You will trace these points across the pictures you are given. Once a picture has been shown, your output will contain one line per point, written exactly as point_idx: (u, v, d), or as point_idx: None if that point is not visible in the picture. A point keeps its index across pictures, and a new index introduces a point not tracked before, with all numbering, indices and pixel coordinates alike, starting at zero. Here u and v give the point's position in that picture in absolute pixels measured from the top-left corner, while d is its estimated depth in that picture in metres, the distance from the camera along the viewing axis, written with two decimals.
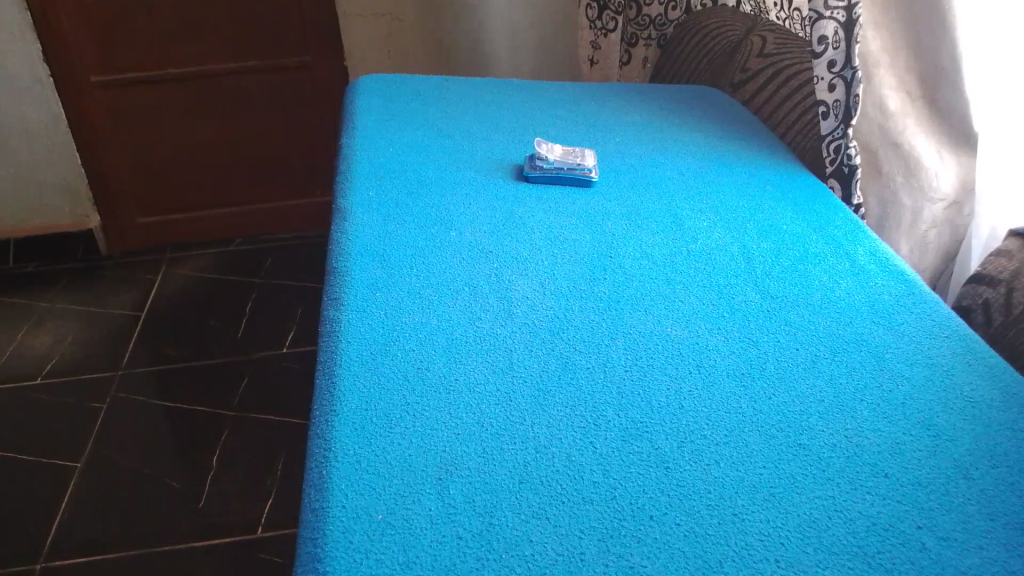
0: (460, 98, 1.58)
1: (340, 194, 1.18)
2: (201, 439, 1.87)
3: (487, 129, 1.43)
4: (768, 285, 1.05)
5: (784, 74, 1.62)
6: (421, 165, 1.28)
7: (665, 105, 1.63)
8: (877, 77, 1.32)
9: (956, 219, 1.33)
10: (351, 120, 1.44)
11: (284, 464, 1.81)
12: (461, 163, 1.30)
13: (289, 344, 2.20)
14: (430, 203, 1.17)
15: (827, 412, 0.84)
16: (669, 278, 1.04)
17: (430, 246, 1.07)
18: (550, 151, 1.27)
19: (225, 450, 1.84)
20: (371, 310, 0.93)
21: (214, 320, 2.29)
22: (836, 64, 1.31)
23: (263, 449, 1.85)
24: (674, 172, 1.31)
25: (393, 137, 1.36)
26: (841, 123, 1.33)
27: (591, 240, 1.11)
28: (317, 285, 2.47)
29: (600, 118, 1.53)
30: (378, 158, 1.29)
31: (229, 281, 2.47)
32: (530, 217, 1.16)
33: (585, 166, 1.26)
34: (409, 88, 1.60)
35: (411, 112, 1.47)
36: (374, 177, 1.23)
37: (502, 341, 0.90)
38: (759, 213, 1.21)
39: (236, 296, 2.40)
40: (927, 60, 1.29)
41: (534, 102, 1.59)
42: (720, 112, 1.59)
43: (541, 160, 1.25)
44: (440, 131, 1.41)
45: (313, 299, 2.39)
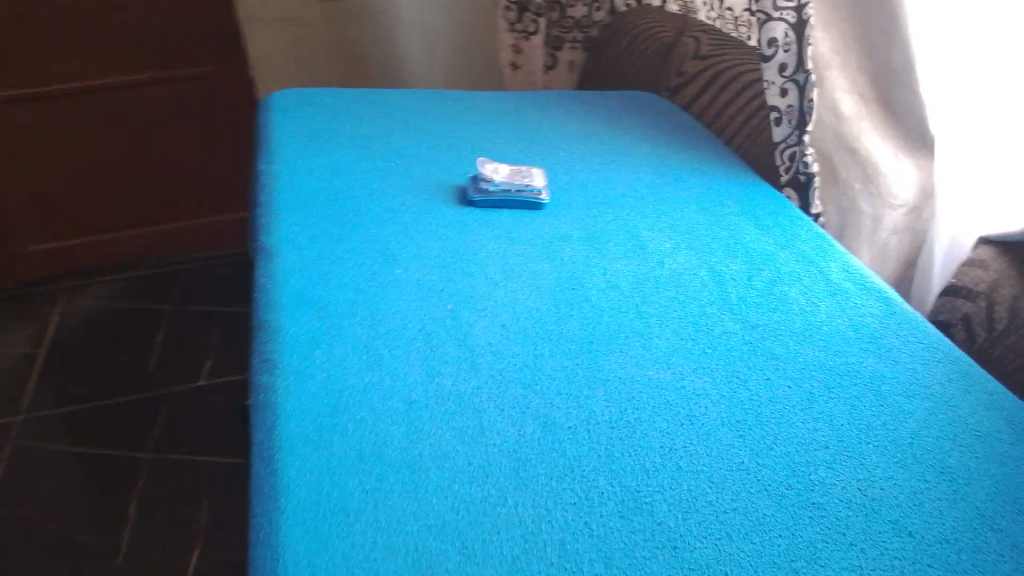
0: (385, 112, 1.46)
1: (262, 228, 1.04)
2: (118, 488, 1.68)
3: (420, 148, 1.31)
4: (746, 313, 0.96)
5: (725, 76, 1.55)
6: (352, 191, 1.14)
7: (605, 113, 1.55)
8: (829, 80, 1.27)
9: (916, 226, 1.28)
10: (269, 141, 1.29)
11: (210, 509, 1.63)
12: (396, 188, 1.17)
13: (207, 374, 2.02)
14: (366, 236, 1.04)
15: (834, 460, 0.76)
16: (641, 310, 0.94)
17: (372, 288, 0.93)
18: (493, 173, 1.16)
19: (146, 498, 1.66)
20: (312, 373, 0.78)
21: (123, 355, 2.08)
22: (787, 66, 1.24)
23: (188, 495, 1.67)
24: (627, 191, 1.23)
25: (317, 159, 1.22)
26: (796, 130, 1.26)
27: (551, 272, 1.00)
28: (236, 308, 2.28)
29: (542, 129, 1.43)
30: (303, 184, 1.14)
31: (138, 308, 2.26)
32: (481, 247, 1.04)
33: (534, 189, 1.14)
34: (327, 104, 1.46)
35: (336, 130, 1.34)
36: (299, 207, 1.08)
37: (469, 400, 0.77)
38: (723, 231, 1.14)
39: (143, 324, 2.19)
40: (879, 60, 1.24)
41: (466, 115, 1.48)
42: (662, 121, 1.52)
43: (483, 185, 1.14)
44: (369, 150, 1.28)
45: (233, 325, 2.20)
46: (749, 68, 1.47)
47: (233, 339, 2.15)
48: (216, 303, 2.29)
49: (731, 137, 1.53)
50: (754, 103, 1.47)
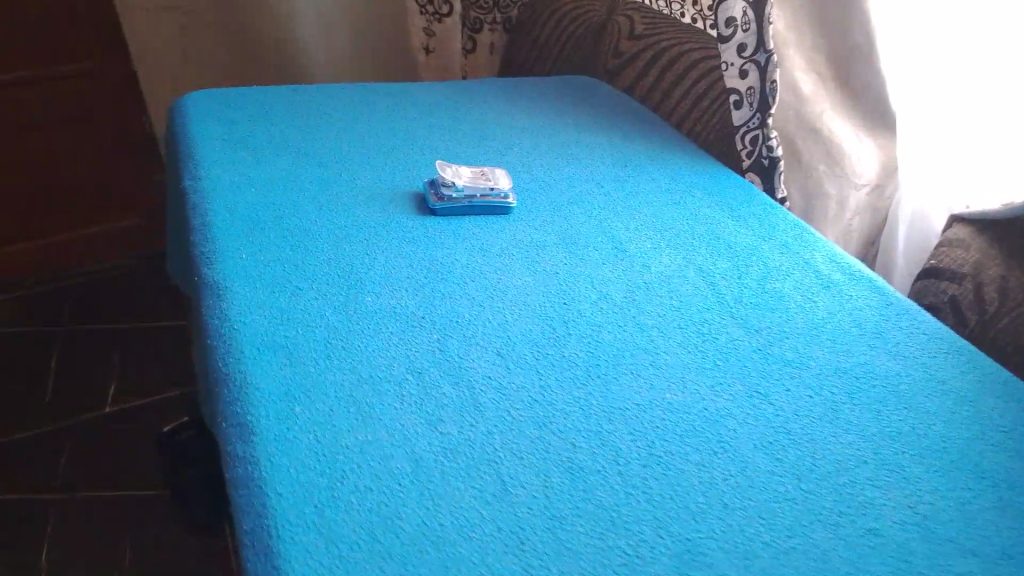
0: (314, 106, 1.31)
1: (202, 257, 0.90)
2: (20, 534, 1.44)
3: (362, 149, 1.18)
4: (747, 316, 0.90)
5: (664, 57, 1.48)
6: (297, 205, 1.01)
7: (549, 101, 1.46)
8: (788, 59, 1.23)
9: (880, 205, 1.27)
10: (189, 147, 1.13)
11: (132, 545, 1.43)
12: (345, 199, 1.04)
13: (112, 400, 1.77)
14: (324, 258, 0.92)
15: (877, 477, 0.71)
16: (639, 322, 0.87)
17: (344, 320, 0.82)
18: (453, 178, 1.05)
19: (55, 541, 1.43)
20: (297, 436, 0.67)
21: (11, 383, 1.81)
22: (746, 47, 1.19)
23: (106, 532, 1.45)
24: (593, 189, 1.14)
25: (247, 168, 1.08)
26: (757, 112, 1.21)
27: (535, 287, 0.91)
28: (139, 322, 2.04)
29: (487, 122, 1.33)
30: (240, 199, 1.00)
31: (23, 328, 1.99)
32: (457, 263, 0.95)
33: (499, 190, 1.06)
34: (249, 100, 1.31)
35: (264, 131, 1.19)
36: (239, 227, 0.95)
37: (482, 451, 0.68)
38: (701, 227, 1.07)
39: (32, 347, 1.92)
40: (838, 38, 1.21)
41: (402, 107, 1.35)
42: (610, 108, 1.44)
43: (441, 192, 1.04)
44: (306, 155, 1.14)
45: (138, 339, 1.97)
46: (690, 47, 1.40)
47: (139, 355, 1.92)
48: (116, 318, 2.05)
49: (680, 120, 1.46)
50: (696, 84, 1.40)
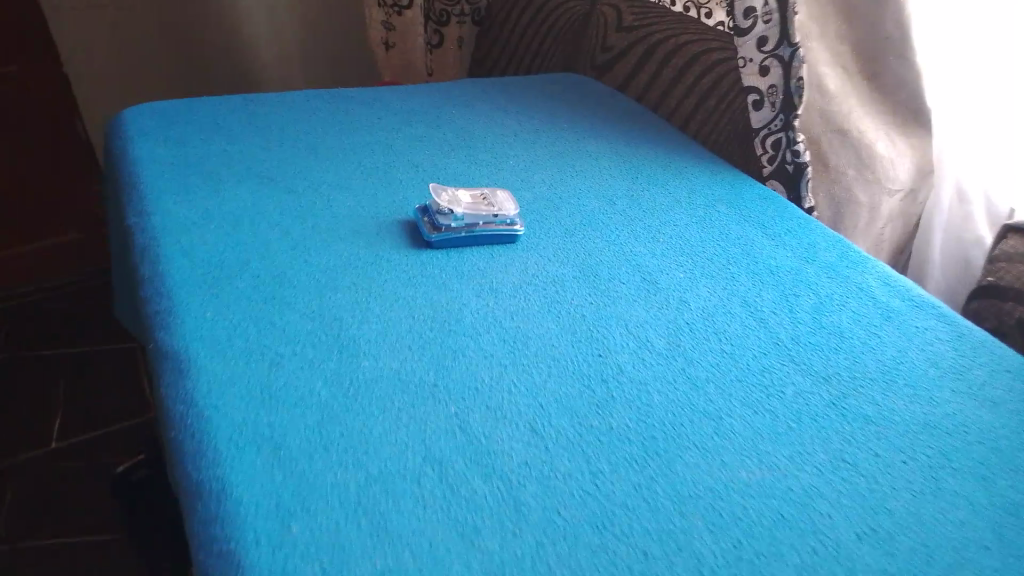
0: (273, 117, 1.13)
1: (156, 320, 0.73)
2: None
3: (336, 169, 1.02)
4: (810, 361, 0.78)
5: (659, 50, 1.34)
6: (265, 243, 0.85)
7: (538, 102, 1.31)
8: (812, 51, 1.08)
9: (911, 209, 1.15)
10: (134, 175, 0.96)
11: None
12: (321, 234, 0.88)
13: (57, 436, 1.57)
14: (304, 312, 0.76)
15: (1006, 566, 0.59)
16: (691, 377, 0.74)
17: (339, 396, 0.67)
18: (453, 204, 0.90)
19: None
20: (296, 568, 0.52)
21: None
22: (767, 41, 1.06)
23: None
24: (606, 210, 0.99)
25: (201, 200, 0.91)
26: (780, 113, 1.08)
27: (560, 337, 0.77)
28: (85, 347, 1.83)
29: (474, 129, 1.17)
30: (198, 241, 0.84)
31: None
32: (464, 307, 0.79)
33: (505, 216, 0.91)
34: (198, 112, 1.13)
35: (221, 151, 1.02)
36: (199, 277, 0.78)
37: (535, 571, 0.54)
38: (732, 250, 0.94)
39: None
40: (865, 28, 1.08)
41: (376, 114, 1.18)
42: (607, 110, 1.30)
43: (440, 222, 0.88)
44: (271, 180, 0.97)
45: (85, 367, 1.77)
46: (688, 38, 1.26)
47: (86, 382, 1.72)
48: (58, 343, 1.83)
49: (683, 122, 1.31)
50: (697, 81, 1.26)
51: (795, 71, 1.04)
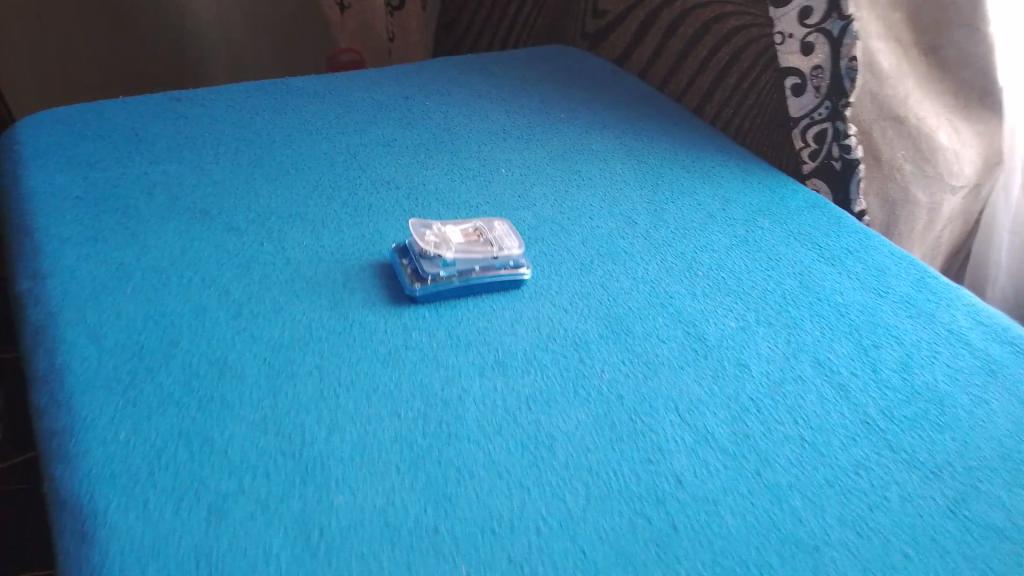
0: (207, 122, 0.92)
1: (52, 449, 0.54)
2: None
3: (289, 194, 0.81)
4: (912, 448, 0.61)
5: (664, 17, 1.12)
6: (199, 313, 0.65)
7: (528, 82, 1.09)
8: (863, 24, 0.87)
9: (970, 207, 0.99)
10: (28, 218, 0.74)
11: None
12: (272, 294, 0.68)
13: None
14: (252, 421, 0.56)
15: None
16: (769, 486, 0.56)
17: (307, 556, 0.48)
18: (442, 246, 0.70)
19: None
20: None
21: None
22: (812, 12, 0.87)
23: None
24: (626, 233, 0.81)
25: (116, 252, 0.71)
26: (826, 99, 0.89)
27: (595, 434, 0.58)
28: None
29: (454, 125, 0.96)
30: (110, 317, 0.64)
31: None
32: (465, 394, 0.60)
33: (509, 257, 0.72)
34: (110, 117, 0.90)
35: (143, 177, 0.81)
36: (111, 377, 0.58)
37: None
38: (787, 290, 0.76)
39: None
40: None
41: (333, 110, 0.96)
42: (608, 92, 1.09)
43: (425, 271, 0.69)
44: (207, 215, 0.77)
45: None
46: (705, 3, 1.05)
47: None
48: None
49: (697, 103, 1.10)
50: (714, 55, 1.05)
51: (847, 49, 0.85)
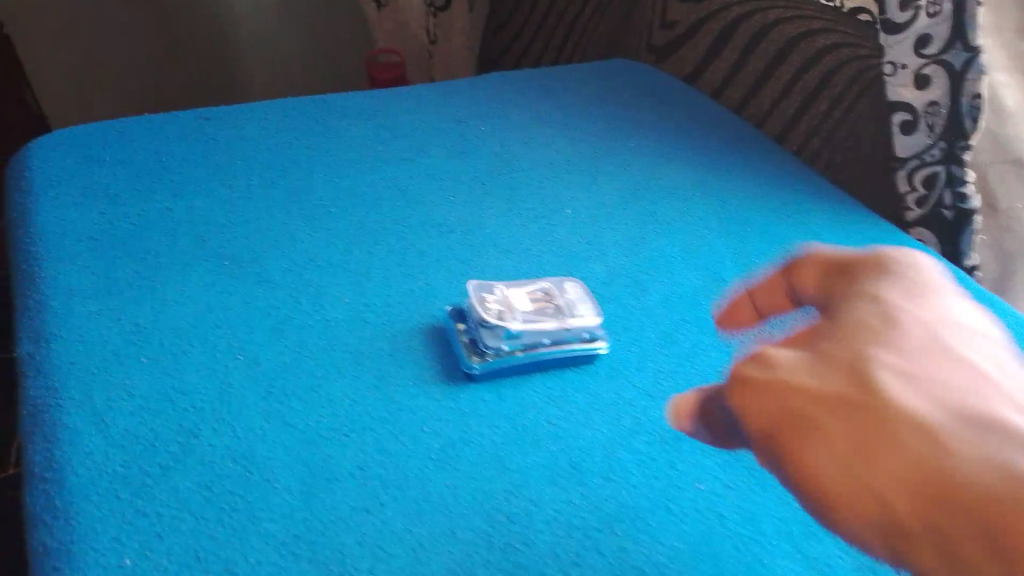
0: (239, 147, 0.82)
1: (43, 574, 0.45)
2: None
3: (328, 238, 0.72)
4: None
5: (742, 32, 1.00)
6: (222, 393, 0.56)
7: (593, 102, 0.98)
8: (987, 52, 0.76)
9: None
10: (35, 264, 0.66)
11: None
12: (308, 367, 0.59)
13: None
14: (279, 541, 0.47)
15: None
16: None
17: None
18: (505, 314, 0.61)
19: None
20: None
21: None
22: (930, 41, 0.76)
23: None
24: (713, 292, 0.70)
25: (131, 311, 0.62)
26: (941, 139, 0.78)
27: (691, 569, 0.48)
28: None
29: (513, 154, 0.86)
30: (120, 397, 0.55)
31: None
32: (533, 509, 0.50)
33: (583, 328, 0.62)
34: (131, 139, 0.82)
35: (165, 215, 0.72)
36: (117, 479, 0.50)
37: None
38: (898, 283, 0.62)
39: None
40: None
41: (378, 134, 0.86)
42: (679, 113, 0.97)
43: (486, 344, 0.59)
44: (235, 264, 0.68)
45: None
46: (807, 18, 0.92)
47: None
48: None
49: (779, 129, 0.99)
50: (799, 79, 0.93)
51: (970, 85, 0.74)
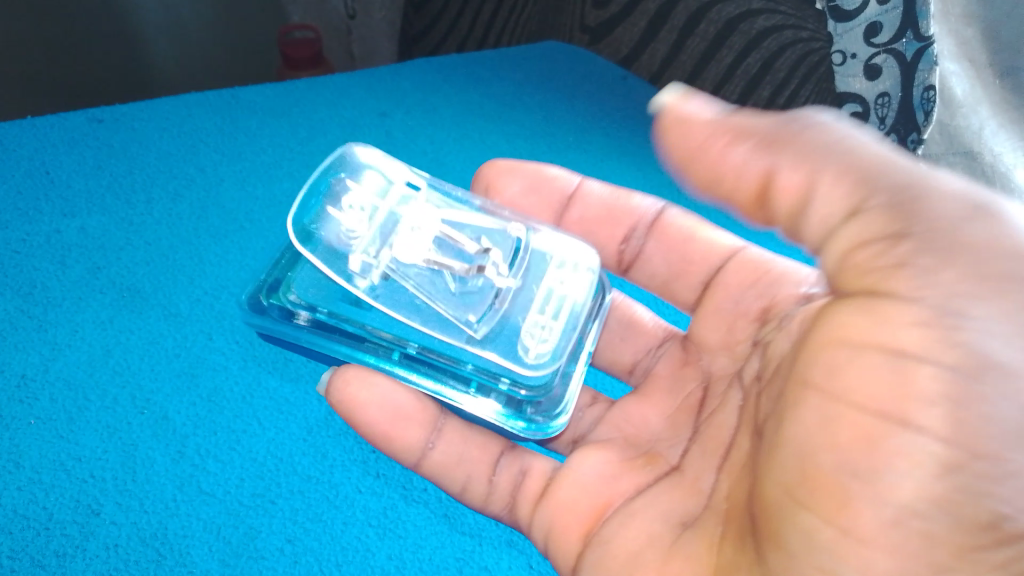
0: (138, 152, 0.73)
1: None
2: None
3: (241, 259, 0.65)
4: None
5: (681, 11, 0.92)
6: (126, 460, 0.53)
7: (528, 89, 0.91)
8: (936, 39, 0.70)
9: None
10: None
11: None
12: (224, 422, 0.55)
13: None
14: None
15: None
16: None
17: None
18: (402, 234, 0.55)
19: None
20: None
21: None
22: (879, 30, 0.70)
23: None
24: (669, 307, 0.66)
25: (17, 360, 0.57)
26: (893, 132, 0.75)
27: None
28: None
29: (445, 156, 0.80)
30: (8, 469, 0.52)
31: None
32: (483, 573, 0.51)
33: (483, 287, 0.54)
34: (11, 145, 0.71)
35: (56, 240, 0.65)
36: (6, 572, 0.48)
37: None
38: (633, 266, 0.62)
39: None
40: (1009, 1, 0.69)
41: (296, 134, 0.77)
42: (619, 101, 0.92)
43: (332, 245, 0.54)
44: (137, 296, 0.62)
45: None
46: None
47: None
48: None
49: None
50: (741, 63, 0.88)
51: (923, 75, 0.70)
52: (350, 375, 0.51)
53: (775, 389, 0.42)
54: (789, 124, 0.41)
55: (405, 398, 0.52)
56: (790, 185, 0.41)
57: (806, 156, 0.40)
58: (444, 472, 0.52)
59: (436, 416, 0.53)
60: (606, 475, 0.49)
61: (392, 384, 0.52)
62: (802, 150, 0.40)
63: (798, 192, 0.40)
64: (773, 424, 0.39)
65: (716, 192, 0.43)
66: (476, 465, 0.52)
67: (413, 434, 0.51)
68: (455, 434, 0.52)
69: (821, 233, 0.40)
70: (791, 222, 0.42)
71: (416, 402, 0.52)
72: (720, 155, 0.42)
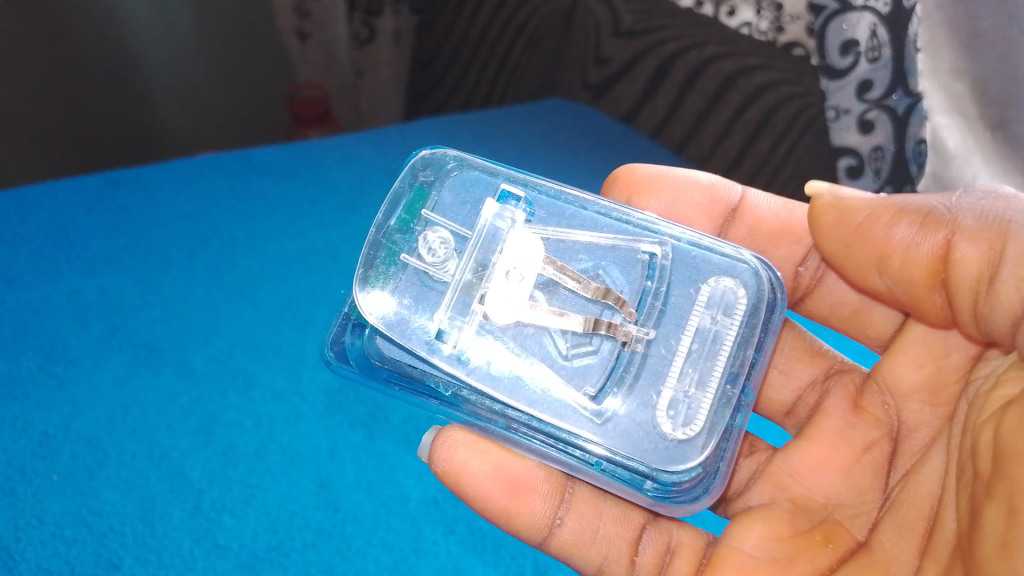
0: (155, 211, 0.75)
1: None
2: None
3: (254, 317, 0.67)
4: None
5: (677, 71, 0.95)
6: (144, 515, 0.55)
7: (532, 147, 0.93)
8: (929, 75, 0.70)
9: None
10: None
11: None
12: (238, 478, 0.57)
13: None
14: None
15: None
16: None
17: None
18: (500, 283, 0.50)
19: None
20: None
21: None
22: (873, 87, 0.71)
23: None
24: None
25: (39, 418, 0.59)
26: (887, 185, 0.75)
27: None
28: None
29: None
30: (31, 524, 0.54)
31: None
32: None
33: (601, 340, 0.50)
34: (31, 207, 0.73)
35: (74, 299, 0.67)
36: None
37: None
38: (810, 296, 0.62)
39: None
40: (993, 56, 0.67)
41: (308, 191, 0.79)
42: (625, 156, 0.94)
43: (413, 297, 0.50)
44: (154, 354, 0.64)
45: None
46: (722, 54, 0.90)
47: None
48: None
49: (724, 169, 0.96)
50: (739, 119, 0.92)
51: (915, 129, 0.71)
52: (456, 440, 0.50)
53: (986, 469, 0.43)
54: (941, 205, 0.47)
55: (522, 469, 0.50)
56: (971, 254, 0.44)
57: (979, 230, 0.44)
58: (575, 550, 0.50)
59: (562, 483, 0.51)
60: (778, 558, 0.48)
61: (508, 451, 0.50)
62: (971, 225, 0.45)
63: (979, 263, 0.44)
64: (996, 512, 0.41)
65: (894, 276, 0.49)
66: (617, 544, 0.50)
67: (536, 504, 0.50)
68: (585, 507, 0.51)
69: (1017, 300, 0.43)
70: (976, 294, 0.45)
71: (538, 470, 0.50)
72: (887, 236, 0.48)
